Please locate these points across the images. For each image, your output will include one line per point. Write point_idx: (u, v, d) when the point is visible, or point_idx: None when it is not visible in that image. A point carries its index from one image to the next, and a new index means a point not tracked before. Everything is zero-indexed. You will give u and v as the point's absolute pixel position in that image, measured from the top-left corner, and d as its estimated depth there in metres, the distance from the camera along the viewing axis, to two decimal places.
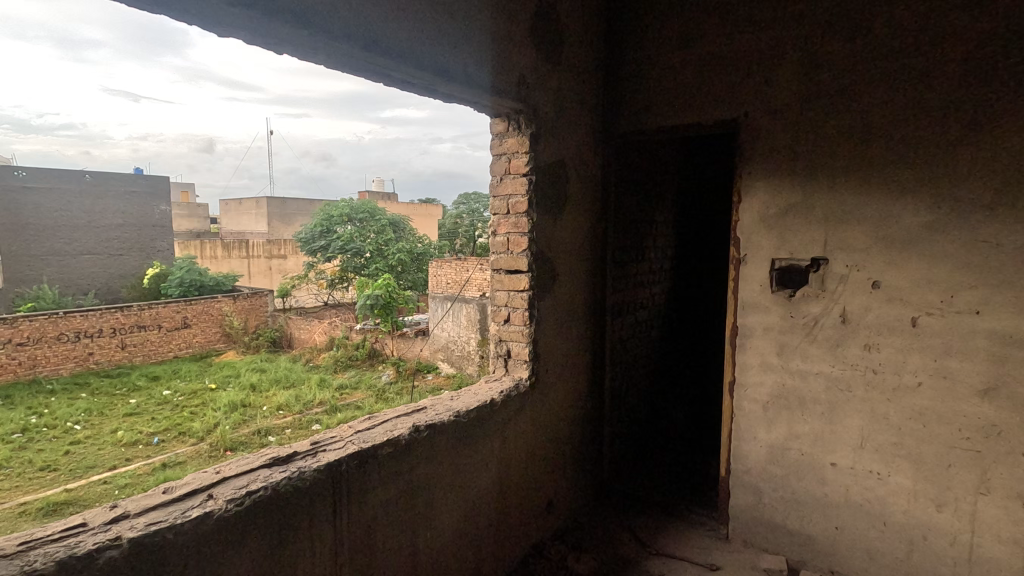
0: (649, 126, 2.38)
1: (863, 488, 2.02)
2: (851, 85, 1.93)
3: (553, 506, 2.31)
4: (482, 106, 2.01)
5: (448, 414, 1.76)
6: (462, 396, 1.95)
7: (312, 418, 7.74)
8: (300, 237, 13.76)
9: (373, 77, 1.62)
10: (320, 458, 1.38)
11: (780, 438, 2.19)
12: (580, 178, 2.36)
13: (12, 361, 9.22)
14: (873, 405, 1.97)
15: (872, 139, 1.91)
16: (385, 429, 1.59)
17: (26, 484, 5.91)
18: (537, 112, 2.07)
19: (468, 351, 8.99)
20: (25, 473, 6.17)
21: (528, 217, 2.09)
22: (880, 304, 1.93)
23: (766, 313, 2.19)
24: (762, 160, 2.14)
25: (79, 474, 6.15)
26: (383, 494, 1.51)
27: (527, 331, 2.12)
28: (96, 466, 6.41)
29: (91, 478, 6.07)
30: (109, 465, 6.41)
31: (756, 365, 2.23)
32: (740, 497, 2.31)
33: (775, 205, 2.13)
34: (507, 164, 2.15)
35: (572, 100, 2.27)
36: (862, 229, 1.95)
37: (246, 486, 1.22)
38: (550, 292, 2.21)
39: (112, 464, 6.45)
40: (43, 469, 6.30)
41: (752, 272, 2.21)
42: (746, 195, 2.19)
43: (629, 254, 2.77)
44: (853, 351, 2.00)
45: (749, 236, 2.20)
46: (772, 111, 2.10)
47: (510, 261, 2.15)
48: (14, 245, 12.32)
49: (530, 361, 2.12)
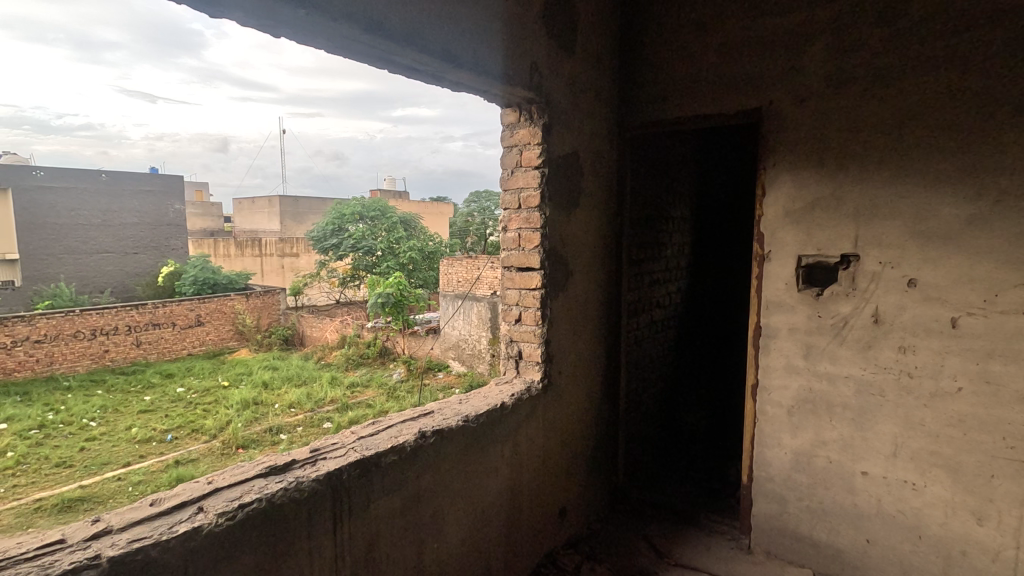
0: (667, 116, 2.28)
1: (896, 498, 1.90)
2: (884, 70, 1.81)
3: (566, 515, 2.22)
4: (493, 95, 1.91)
5: (456, 419, 1.68)
6: (471, 399, 1.86)
7: (323, 416, 7.72)
8: (312, 236, 13.70)
9: (376, 63, 1.54)
10: (319, 467, 1.30)
11: (806, 445, 2.08)
12: (596, 172, 2.26)
13: (30, 358, 9.33)
14: (907, 411, 1.85)
15: (907, 126, 1.79)
16: (389, 435, 1.51)
17: (42, 481, 5.96)
18: (550, 101, 1.97)
19: (478, 350, 8.96)
20: (41, 469, 6.22)
21: (541, 212, 1.99)
22: (916, 303, 1.81)
23: (791, 313, 2.08)
24: (787, 151, 2.03)
25: (93, 471, 6.20)
26: (387, 504, 1.42)
27: (539, 331, 2.03)
28: (111, 462, 6.46)
29: (105, 475, 6.11)
30: (123, 462, 6.45)
31: (780, 368, 2.12)
32: (763, 505, 2.20)
33: (800, 199, 2.02)
34: (518, 156, 2.06)
35: (586, 91, 2.17)
36: (896, 223, 1.83)
37: (239, 497, 1.14)
38: (564, 290, 2.11)
39: (126, 461, 6.50)
40: (59, 465, 6.35)
41: (777, 270, 2.09)
42: (770, 189, 2.08)
43: (645, 251, 2.67)
44: (886, 353, 1.88)
45: (772, 232, 2.09)
46: (798, 98, 1.98)
47: (521, 258, 2.06)
48: (31, 244, 12.44)
49: (542, 363, 2.03)
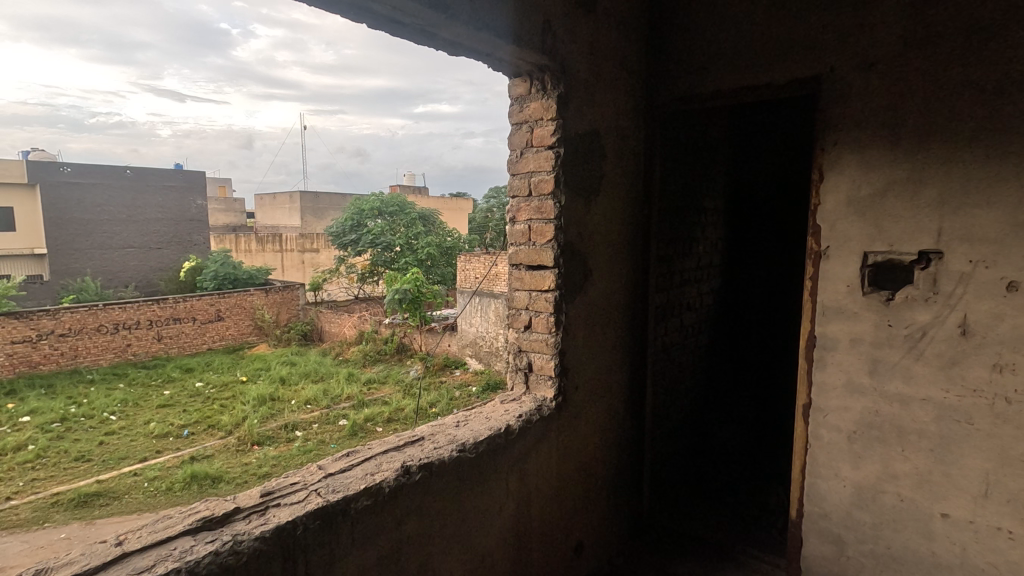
0: (703, 89, 1.96)
1: (985, 548, 1.57)
2: (978, 24, 1.47)
3: (582, 550, 1.91)
4: (498, 59, 1.62)
5: (450, 448, 1.39)
6: (470, 421, 1.58)
7: (339, 413, 7.56)
8: (331, 231, 13.51)
9: (348, 11, 1.25)
10: (268, 519, 1.03)
11: (871, 478, 1.75)
12: (620, 154, 1.95)
13: (55, 351, 9.39)
14: (1002, 444, 1.51)
15: (1011, 89, 1.44)
16: (364, 472, 1.23)
17: (61, 475, 5.93)
18: (567, 67, 1.66)
19: (495, 347, 8.74)
20: (59, 464, 6.19)
21: (555, 199, 1.68)
22: (1017, 312, 1.46)
23: (853, 320, 1.74)
24: (850, 127, 1.69)
25: (111, 466, 6.15)
26: (359, 561, 1.14)
27: (551, 340, 1.73)
28: (128, 457, 6.39)
29: (122, 469, 6.07)
30: (140, 457, 6.38)
31: (839, 386, 1.78)
32: (816, 545, 1.87)
33: (868, 184, 1.68)
34: (528, 134, 1.75)
35: (609, 58, 1.85)
36: (992, 214, 1.48)
37: (151, 568, 0.87)
38: (582, 292, 1.81)
39: (143, 456, 6.42)
40: (77, 460, 6.30)
41: (837, 270, 1.75)
42: (830, 173, 1.74)
43: (674, 247, 2.35)
44: (977, 373, 1.53)
45: (831, 224, 1.75)
46: (866, 63, 1.65)
47: (532, 255, 1.76)
48: (59, 238, 12.61)
49: (556, 378, 1.73)
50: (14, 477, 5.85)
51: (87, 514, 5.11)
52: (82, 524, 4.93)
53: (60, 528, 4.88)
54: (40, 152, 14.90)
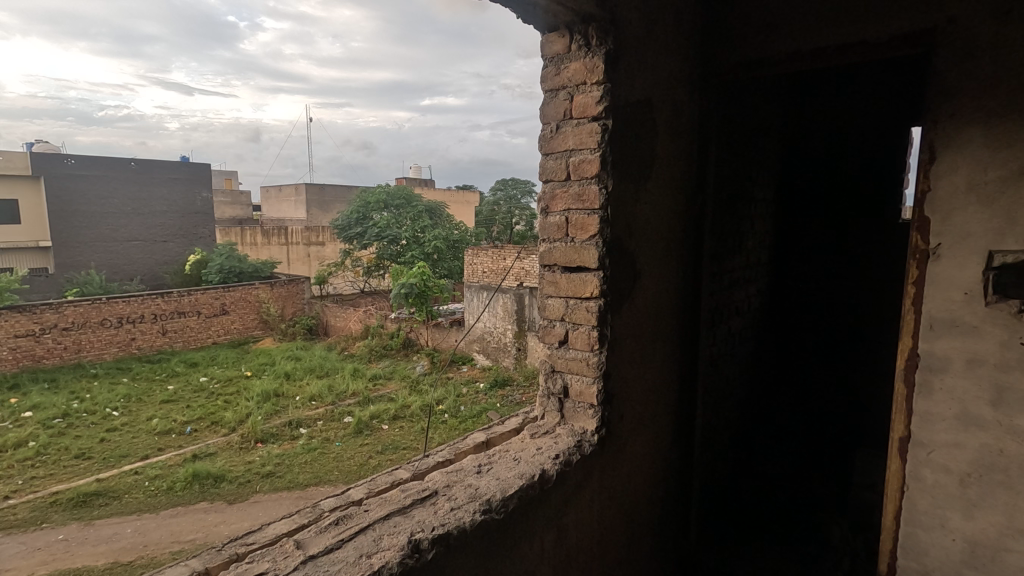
0: (777, 51, 1.62)
1: None
2: None
3: None
4: (531, 4, 1.26)
5: (474, 509, 1.07)
6: (496, 466, 1.25)
7: (345, 410, 7.26)
8: (336, 224, 13.24)
9: None
10: None
11: (989, 532, 1.41)
12: (674, 132, 1.60)
13: (58, 345, 9.16)
14: None
15: None
16: (360, 555, 0.90)
17: (60, 473, 5.68)
18: (616, 17, 1.32)
19: (503, 343, 8.48)
20: (60, 461, 5.94)
21: (600, 184, 1.34)
22: None
23: (971, 337, 1.38)
24: (977, 92, 1.33)
25: (111, 464, 5.89)
26: None
27: (594, 360, 1.40)
28: (129, 455, 6.12)
29: (123, 468, 5.80)
30: (141, 455, 6.11)
31: (949, 418, 1.43)
32: None
33: (996, 165, 1.32)
34: (567, 103, 1.40)
35: (663, 11, 1.50)
36: None
37: None
38: (629, 300, 1.47)
39: (145, 454, 6.16)
40: (78, 457, 6.04)
41: (951, 274, 1.40)
42: (944, 152, 1.39)
43: (726, 242, 2.00)
44: None
45: (944, 215, 1.40)
46: (1001, 11, 1.28)
47: (570, 254, 1.42)
48: (63, 231, 12.38)
49: (599, 407, 1.40)
50: (13, 475, 5.61)
51: (85, 513, 4.87)
52: (81, 525, 4.69)
53: (58, 530, 4.64)
54: (43, 143, 14.67)
